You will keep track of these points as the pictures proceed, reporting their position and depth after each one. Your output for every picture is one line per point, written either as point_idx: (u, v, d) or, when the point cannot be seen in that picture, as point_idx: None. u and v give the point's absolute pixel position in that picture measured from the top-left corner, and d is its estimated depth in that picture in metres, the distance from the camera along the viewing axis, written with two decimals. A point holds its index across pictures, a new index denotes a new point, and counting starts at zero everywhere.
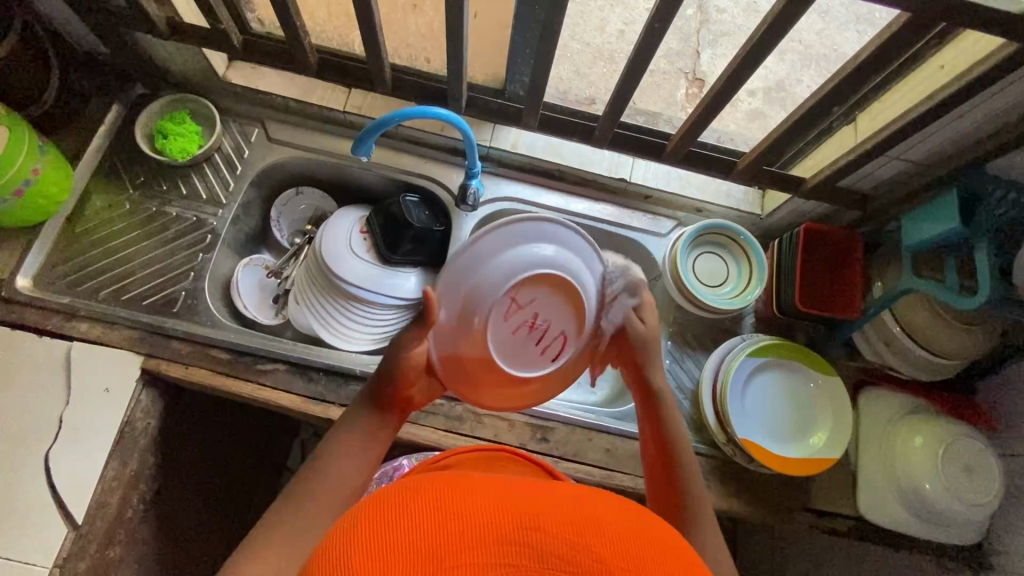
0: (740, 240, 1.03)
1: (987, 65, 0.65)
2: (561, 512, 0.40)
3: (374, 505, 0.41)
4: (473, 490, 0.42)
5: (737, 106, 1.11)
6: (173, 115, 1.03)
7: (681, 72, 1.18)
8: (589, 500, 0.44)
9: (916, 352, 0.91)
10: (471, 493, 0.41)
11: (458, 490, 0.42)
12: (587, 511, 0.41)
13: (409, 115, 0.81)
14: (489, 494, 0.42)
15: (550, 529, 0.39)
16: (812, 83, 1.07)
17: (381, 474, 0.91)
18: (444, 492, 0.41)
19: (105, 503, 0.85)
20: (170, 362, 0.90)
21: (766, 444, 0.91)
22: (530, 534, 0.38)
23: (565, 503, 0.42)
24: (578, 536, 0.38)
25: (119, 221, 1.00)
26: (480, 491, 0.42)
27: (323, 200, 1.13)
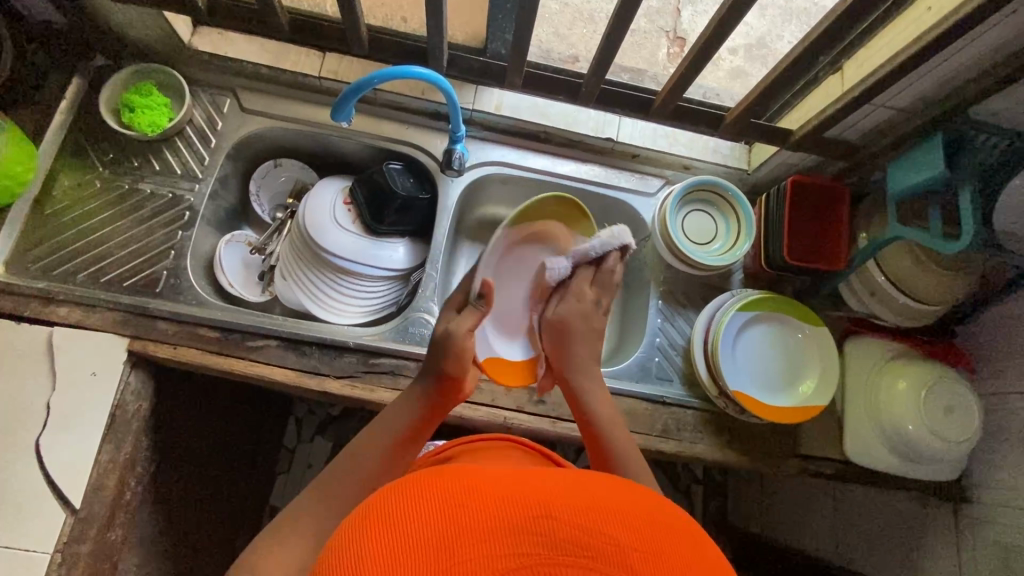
0: (728, 196, 1.03)
1: (973, 6, 0.64)
2: (569, 500, 0.42)
3: (380, 507, 0.42)
4: (472, 481, 0.43)
5: (719, 64, 1.09)
6: (140, 88, 0.98)
7: (663, 31, 1.16)
8: (588, 482, 0.46)
9: (900, 300, 0.93)
10: (473, 485, 0.43)
11: (453, 483, 0.43)
12: (583, 492, 0.44)
13: (389, 76, 0.78)
14: (496, 484, 0.43)
15: (559, 515, 0.40)
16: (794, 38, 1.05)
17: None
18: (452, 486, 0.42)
19: (102, 487, 0.84)
20: (158, 343, 0.89)
21: (757, 395, 0.93)
22: (541, 522, 0.39)
23: (560, 484, 0.44)
24: (588, 522, 0.40)
25: (91, 200, 0.96)
26: (479, 482, 0.43)
27: (303, 171, 1.10)
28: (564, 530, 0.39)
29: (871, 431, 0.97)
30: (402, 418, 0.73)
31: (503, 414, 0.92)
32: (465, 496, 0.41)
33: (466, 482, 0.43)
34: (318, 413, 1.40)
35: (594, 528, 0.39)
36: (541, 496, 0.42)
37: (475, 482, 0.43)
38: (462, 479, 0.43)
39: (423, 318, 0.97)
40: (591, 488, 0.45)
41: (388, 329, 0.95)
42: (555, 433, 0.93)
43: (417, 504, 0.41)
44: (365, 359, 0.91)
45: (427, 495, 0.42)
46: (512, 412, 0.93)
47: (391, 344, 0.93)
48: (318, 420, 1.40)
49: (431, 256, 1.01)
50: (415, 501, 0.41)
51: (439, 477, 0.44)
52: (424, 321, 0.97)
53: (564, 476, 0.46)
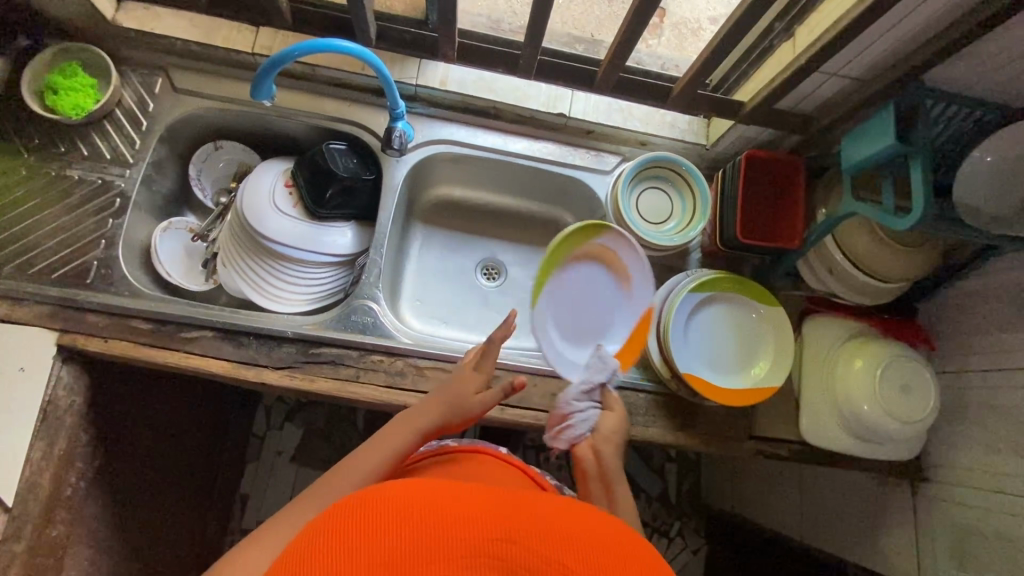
0: (683, 172, 0.99)
1: None
2: (542, 529, 0.40)
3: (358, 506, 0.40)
4: (430, 495, 0.42)
5: (699, 35, 1.00)
6: (62, 68, 0.93)
7: None
8: (567, 513, 0.45)
9: (857, 278, 0.91)
10: (430, 499, 0.41)
11: (429, 496, 0.41)
12: (544, 514, 0.43)
13: (309, 50, 0.73)
14: (472, 503, 0.42)
15: (530, 546, 0.39)
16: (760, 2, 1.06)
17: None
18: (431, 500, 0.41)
19: (36, 483, 0.82)
20: (88, 337, 0.86)
21: (710, 377, 0.91)
22: (510, 550, 0.38)
23: (538, 513, 0.43)
24: (556, 554, 0.38)
25: (16, 189, 0.92)
26: (438, 496, 0.42)
27: (246, 154, 1.06)
28: (532, 563, 0.37)
29: (826, 411, 0.95)
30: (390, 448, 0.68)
31: None
32: (441, 512, 0.40)
33: (425, 497, 0.41)
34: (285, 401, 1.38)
35: (554, 553, 0.38)
36: (521, 525, 0.40)
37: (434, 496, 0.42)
38: (420, 493, 0.42)
39: (368, 306, 0.94)
40: (554, 512, 0.44)
41: (330, 318, 0.92)
42: (504, 420, 0.91)
43: (381, 521, 0.39)
44: (304, 349, 0.89)
45: (407, 504, 0.40)
46: None
47: (332, 332, 0.90)
48: (286, 408, 1.39)
49: (376, 241, 0.98)
50: (375, 514, 0.39)
51: (399, 490, 0.42)
52: (369, 309, 0.94)
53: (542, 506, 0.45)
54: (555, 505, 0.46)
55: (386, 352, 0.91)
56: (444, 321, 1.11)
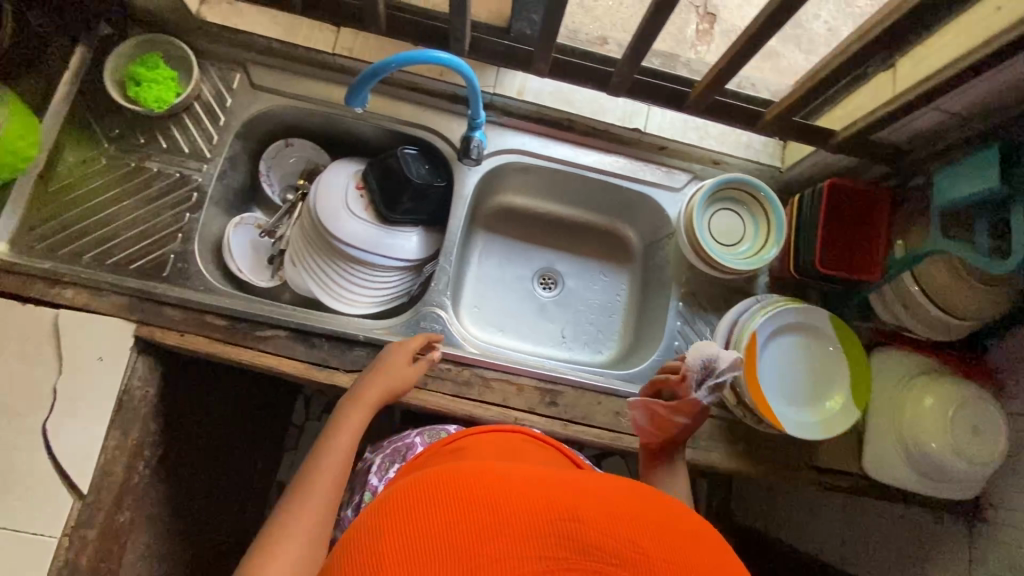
0: (760, 197, 0.98)
1: None
2: (594, 504, 0.42)
3: (392, 505, 0.41)
4: (469, 483, 0.42)
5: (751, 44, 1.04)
6: (146, 59, 0.93)
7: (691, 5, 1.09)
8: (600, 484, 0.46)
9: (931, 312, 0.88)
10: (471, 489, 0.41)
11: (465, 479, 0.42)
12: (588, 494, 0.43)
13: (408, 60, 0.73)
14: (519, 483, 0.43)
15: (584, 518, 0.40)
16: (830, 19, 0.99)
17: (395, 453, 0.88)
18: (471, 483, 0.42)
19: (110, 472, 0.84)
20: (165, 330, 0.87)
21: (776, 405, 0.91)
22: (567, 524, 0.39)
23: (580, 488, 0.44)
24: (609, 526, 0.40)
25: (97, 178, 0.92)
26: (479, 485, 0.42)
27: (316, 152, 1.06)
28: (590, 533, 0.39)
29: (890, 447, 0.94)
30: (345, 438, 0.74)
31: (514, 415, 0.89)
32: (483, 494, 0.41)
33: (466, 486, 0.41)
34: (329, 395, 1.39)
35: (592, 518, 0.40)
36: (567, 500, 0.41)
37: (474, 488, 0.41)
38: (457, 485, 0.42)
39: (437, 313, 0.94)
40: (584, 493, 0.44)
41: (400, 324, 0.93)
42: (567, 436, 0.91)
43: (419, 511, 0.39)
44: (374, 354, 0.89)
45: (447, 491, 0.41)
46: (524, 413, 0.90)
47: (402, 338, 0.91)
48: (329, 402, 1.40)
49: (445, 248, 0.98)
50: (422, 517, 0.39)
51: (434, 477, 0.43)
52: (438, 316, 0.94)
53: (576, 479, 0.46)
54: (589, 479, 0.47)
55: (454, 361, 0.91)
56: (500, 329, 1.11)
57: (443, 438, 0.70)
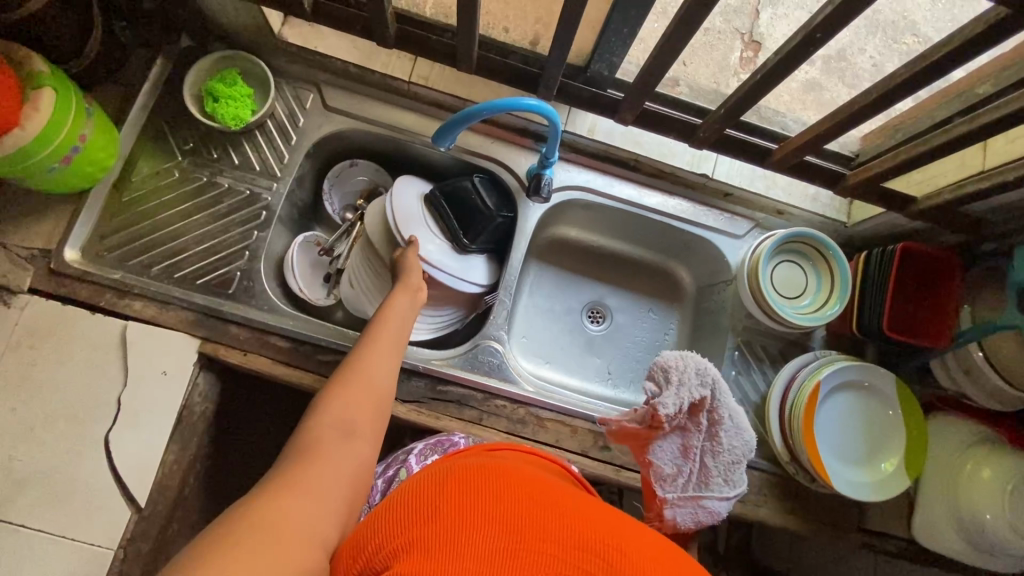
0: (827, 254, 0.97)
1: None
2: (641, 546, 0.45)
3: (459, 487, 0.47)
4: (537, 486, 0.50)
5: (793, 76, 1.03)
6: (224, 75, 0.93)
7: (737, 32, 1.06)
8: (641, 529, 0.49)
9: (994, 382, 0.86)
10: (537, 490, 0.49)
11: (527, 490, 0.48)
12: (634, 534, 0.47)
13: (501, 107, 0.73)
14: (577, 511, 0.47)
15: (631, 554, 0.43)
16: (876, 54, 0.99)
17: (437, 445, 0.86)
18: (535, 497, 0.47)
19: (166, 486, 0.84)
20: (228, 347, 0.87)
21: (834, 467, 0.89)
22: (615, 552, 0.43)
23: (625, 526, 0.48)
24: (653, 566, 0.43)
25: (169, 191, 0.93)
26: (543, 489, 0.50)
27: (379, 174, 1.06)
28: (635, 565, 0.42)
29: (944, 516, 0.93)
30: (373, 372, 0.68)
31: (567, 457, 0.89)
32: (542, 507, 0.46)
33: (532, 485, 0.50)
34: None
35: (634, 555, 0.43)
36: (616, 533, 0.45)
37: (538, 490, 0.49)
38: (527, 479, 0.50)
39: (495, 347, 0.94)
40: (617, 517, 0.50)
41: (458, 356, 0.93)
42: (618, 482, 0.90)
43: (482, 500, 0.45)
44: (432, 385, 0.90)
45: (513, 495, 0.46)
46: (577, 455, 0.90)
47: (460, 371, 0.91)
48: None
49: (506, 281, 0.98)
50: (488, 479, 0.48)
51: (499, 480, 0.49)
52: (495, 350, 0.94)
53: (622, 518, 0.50)
54: (630, 521, 0.50)
55: (510, 398, 0.91)
56: (548, 361, 1.09)
57: (487, 442, 0.64)
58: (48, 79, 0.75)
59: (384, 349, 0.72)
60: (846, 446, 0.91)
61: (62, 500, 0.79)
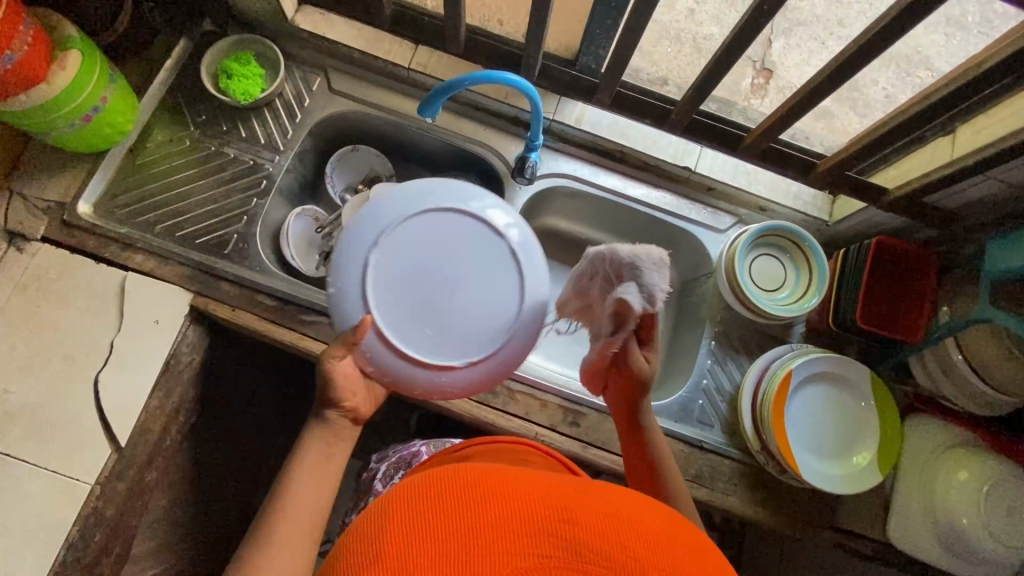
0: (804, 247, 0.99)
1: None
2: (600, 512, 0.44)
3: (401, 498, 0.45)
4: (473, 476, 0.46)
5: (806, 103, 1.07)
6: (238, 56, 1.02)
7: (750, 61, 1.12)
8: (608, 493, 0.48)
9: (970, 381, 0.86)
10: (476, 481, 0.45)
11: (476, 479, 0.46)
12: (598, 502, 0.45)
13: (481, 80, 0.79)
14: (528, 486, 0.46)
15: (586, 524, 0.42)
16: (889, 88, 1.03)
17: (401, 461, 0.91)
18: (480, 481, 0.45)
19: (147, 430, 0.87)
20: (219, 303, 0.92)
21: (806, 459, 0.89)
22: (568, 529, 0.42)
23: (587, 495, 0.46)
24: (613, 534, 0.42)
25: (179, 157, 1.00)
26: (486, 477, 0.46)
27: (378, 160, 1.11)
28: (588, 538, 0.41)
29: (919, 517, 0.90)
30: (313, 505, 0.58)
31: (535, 429, 0.91)
32: (493, 491, 0.45)
33: (469, 476, 0.46)
34: None
35: (598, 528, 0.42)
36: (574, 505, 0.44)
37: (475, 472, 0.47)
38: (462, 476, 0.46)
39: None
40: (581, 486, 0.48)
41: None
42: (584, 458, 0.91)
43: (427, 508, 0.43)
44: None
45: (456, 491, 0.44)
46: (544, 429, 0.92)
47: None
48: None
49: None
50: (425, 489, 0.45)
51: (441, 475, 0.47)
52: None
53: (584, 485, 0.49)
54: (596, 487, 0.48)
55: None
56: None
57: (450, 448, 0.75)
58: (76, 44, 0.83)
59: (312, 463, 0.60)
60: (818, 442, 0.90)
61: (47, 433, 0.83)
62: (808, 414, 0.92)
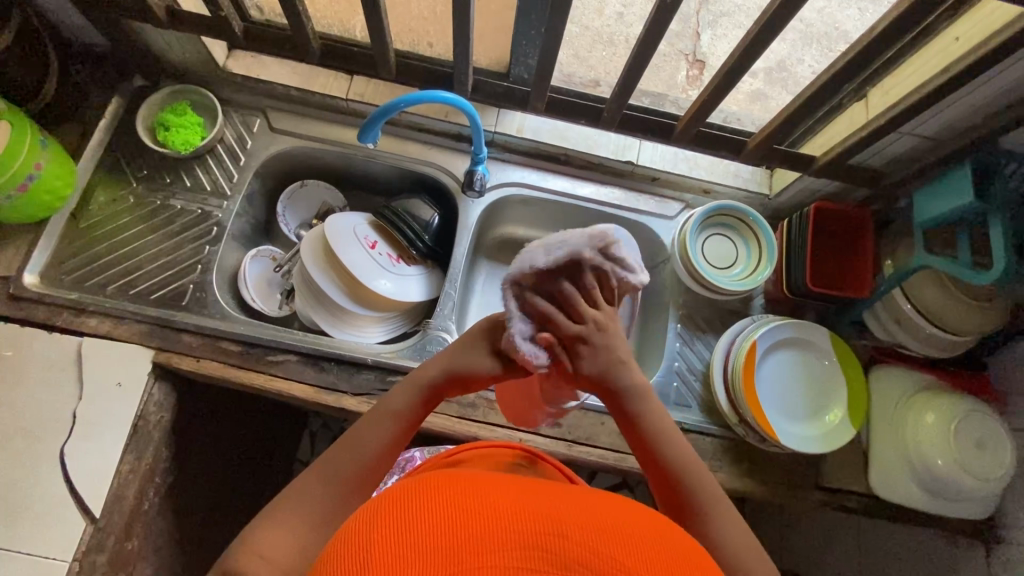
0: (749, 221, 1.03)
1: (989, 47, 0.65)
2: (588, 523, 0.43)
3: (386, 511, 0.43)
4: (458, 490, 0.44)
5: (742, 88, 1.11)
6: (174, 107, 1.01)
7: (682, 54, 1.17)
8: (596, 501, 0.47)
9: (925, 329, 0.90)
10: (461, 497, 0.43)
11: (463, 492, 0.45)
12: (584, 511, 0.45)
13: (415, 101, 0.82)
14: (514, 496, 0.45)
15: (574, 536, 0.41)
16: (815, 63, 1.08)
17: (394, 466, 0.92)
18: (465, 493, 0.44)
19: (122, 496, 0.85)
20: (182, 356, 0.91)
21: (780, 424, 0.91)
22: (557, 540, 0.41)
23: (574, 504, 0.46)
24: (603, 545, 0.41)
25: (124, 216, 0.99)
26: (470, 490, 0.45)
27: (329, 192, 1.12)
28: (579, 550, 0.40)
29: (897, 465, 0.93)
30: (370, 441, 0.64)
31: (519, 435, 0.91)
32: (480, 502, 0.43)
33: (454, 487, 0.45)
34: (332, 426, 1.31)
35: (588, 538, 0.42)
36: (563, 515, 0.43)
37: (460, 483, 0.46)
38: (449, 489, 0.45)
39: (441, 337, 0.98)
40: (568, 495, 0.48)
41: (405, 348, 0.96)
42: (571, 456, 0.92)
43: (414, 520, 0.41)
44: (382, 377, 0.93)
45: (442, 503, 0.43)
46: (528, 433, 0.92)
47: (408, 361, 0.94)
48: (332, 434, 1.31)
49: (450, 275, 1.02)
50: (409, 504, 0.43)
51: (427, 487, 0.45)
52: (441, 340, 0.98)
53: (574, 493, 0.49)
54: (582, 495, 0.48)
55: None
56: None
57: (443, 452, 0.74)
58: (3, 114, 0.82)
59: (387, 414, 0.66)
60: (788, 408, 0.94)
61: (17, 515, 0.80)
62: (779, 380, 0.95)
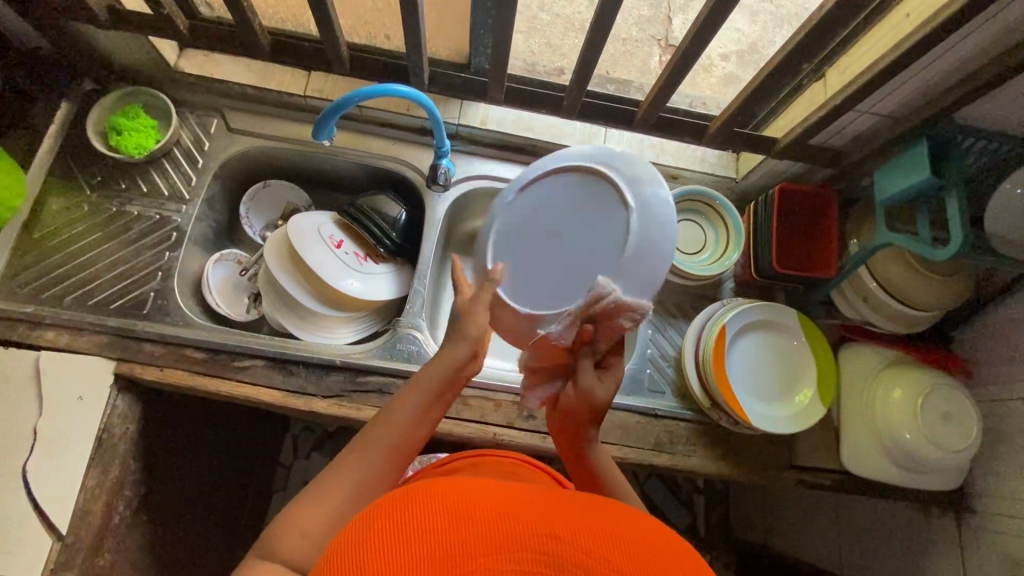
0: (718, 206, 1.03)
1: (934, 24, 0.66)
2: (583, 525, 0.40)
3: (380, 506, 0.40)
4: (451, 489, 0.41)
5: (711, 71, 1.11)
6: (125, 111, 0.98)
7: (653, 39, 1.15)
8: (594, 506, 0.44)
9: (892, 305, 0.91)
10: (455, 495, 0.40)
11: (453, 488, 0.41)
12: (579, 513, 0.41)
13: (369, 94, 0.80)
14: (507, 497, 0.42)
15: (568, 538, 0.38)
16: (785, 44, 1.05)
17: None
18: (456, 491, 0.41)
19: (89, 511, 0.83)
20: (145, 365, 0.89)
21: (753, 407, 0.92)
22: (550, 542, 0.37)
23: (569, 506, 0.42)
24: (600, 549, 0.38)
25: (78, 224, 0.96)
26: (467, 490, 0.41)
27: (291, 191, 1.11)
28: (573, 553, 0.37)
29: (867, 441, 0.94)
30: (397, 431, 0.60)
31: (493, 430, 0.91)
32: (471, 500, 0.40)
33: (446, 484, 0.42)
34: (314, 429, 1.30)
35: (584, 542, 0.38)
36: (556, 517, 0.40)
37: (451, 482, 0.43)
38: (444, 487, 0.41)
39: (413, 334, 0.97)
40: (566, 498, 0.44)
41: (375, 348, 0.94)
42: (546, 449, 0.92)
43: (403, 516, 0.38)
44: (352, 378, 0.91)
45: (434, 499, 0.39)
46: (502, 428, 0.92)
47: (377, 361, 0.93)
48: (315, 437, 1.31)
49: (418, 271, 1.01)
50: (397, 501, 0.40)
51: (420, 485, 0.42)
52: (412, 338, 0.97)
53: (569, 497, 0.45)
54: (578, 498, 0.45)
55: None
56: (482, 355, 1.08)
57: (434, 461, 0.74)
58: None
59: (406, 398, 0.62)
60: (760, 392, 0.94)
61: None
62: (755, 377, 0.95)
